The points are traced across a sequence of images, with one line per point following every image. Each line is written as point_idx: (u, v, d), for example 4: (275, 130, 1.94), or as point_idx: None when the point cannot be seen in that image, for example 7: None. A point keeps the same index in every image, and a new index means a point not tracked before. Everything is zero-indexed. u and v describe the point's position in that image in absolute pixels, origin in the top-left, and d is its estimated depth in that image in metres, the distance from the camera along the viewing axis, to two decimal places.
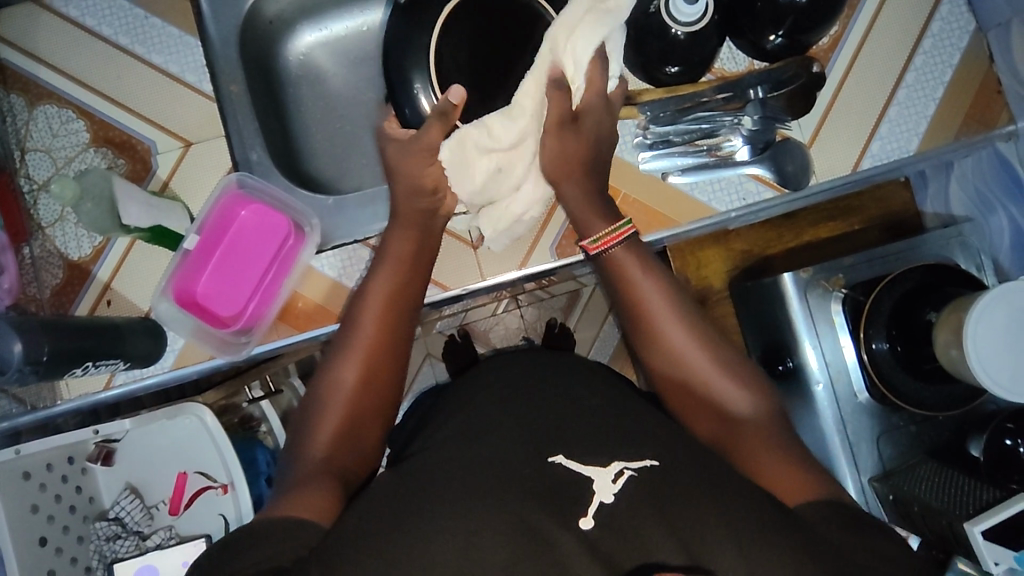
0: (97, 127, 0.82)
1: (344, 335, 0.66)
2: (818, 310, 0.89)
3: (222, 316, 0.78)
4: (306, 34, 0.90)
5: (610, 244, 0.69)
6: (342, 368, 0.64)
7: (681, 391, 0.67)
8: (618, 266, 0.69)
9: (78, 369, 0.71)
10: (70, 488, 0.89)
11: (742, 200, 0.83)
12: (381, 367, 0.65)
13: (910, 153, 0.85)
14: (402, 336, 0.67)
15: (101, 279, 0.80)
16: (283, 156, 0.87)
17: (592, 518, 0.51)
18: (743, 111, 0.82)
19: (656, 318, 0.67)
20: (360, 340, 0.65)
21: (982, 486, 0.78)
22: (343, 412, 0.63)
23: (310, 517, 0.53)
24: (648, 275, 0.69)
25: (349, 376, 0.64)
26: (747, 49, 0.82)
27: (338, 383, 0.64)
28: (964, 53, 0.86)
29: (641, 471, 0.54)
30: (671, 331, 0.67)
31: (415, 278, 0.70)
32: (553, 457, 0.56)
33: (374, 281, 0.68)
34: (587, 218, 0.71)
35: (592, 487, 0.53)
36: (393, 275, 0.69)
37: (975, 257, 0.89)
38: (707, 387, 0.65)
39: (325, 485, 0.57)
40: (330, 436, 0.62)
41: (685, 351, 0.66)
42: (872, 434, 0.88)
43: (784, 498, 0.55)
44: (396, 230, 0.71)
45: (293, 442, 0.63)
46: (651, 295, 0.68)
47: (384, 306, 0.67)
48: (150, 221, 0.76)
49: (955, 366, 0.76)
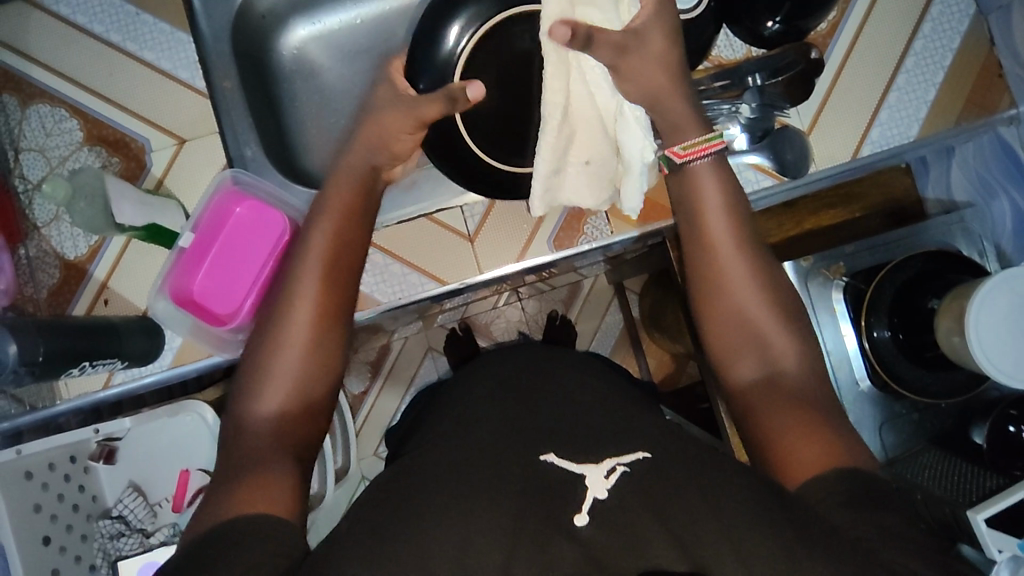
0: (91, 126, 0.82)
1: (285, 289, 0.62)
2: (820, 300, 0.88)
3: (220, 314, 0.78)
4: (299, 28, 0.89)
5: (695, 158, 0.64)
6: (283, 341, 0.59)
7: (730, 329, 0.63)
8: (695, 179, 0.65)
9: (75, 370, 0.70)
10: (73, 487, 0.89)
11: (741, 188, 0.82)
12: (322, 327, 0.60)
13: (911, 139, 0.84)
14: (344, 294, 0.62)
15: (98, 278, 0.80)
16: (278, 152, 0.86)
17: (586, 514, 0.50)
18: (740, 99, 0.81)
19: (721, 246, 0.64)
20: (301, 294, 0.60)
21: (984, 473, 0.80)
22: (288, 380, 0.59)
23: (281, 514, 0.51)
24: (722, 202, 0.64)
25: (290, 343, 0.59)
26: (744, 36, 0.81)
27: (279, 355, 0.59)
28: (965, 37, 0.85)
29: (634, 466, 0.54)
30: (738, 275, 0.63)
31: (363, 228, 0.66)
32: (543, 456, 0.56)
33: (314, 238, 0.63)
34: (679, 127, 0.66)
35: (585, 484, 0.53)
36: (329, 228, 0.63)
37: (977, 243, 0.88)
38: (757, 330, 0.62)
39: (282, 470, 0.55)
40: (272, 406, 0.58)
41: (743, 293, 0.63)
42: (874, 423, 0.87)
43: (789, 478, 0.55)
44: (333, 185, 0.66)
45: (235, 411, 0.59)
46: (727, 234, 0.64)
47: (322, 261, 0.62)
48: (144, 220, 0.76)
49: (958, 354, 0.75)
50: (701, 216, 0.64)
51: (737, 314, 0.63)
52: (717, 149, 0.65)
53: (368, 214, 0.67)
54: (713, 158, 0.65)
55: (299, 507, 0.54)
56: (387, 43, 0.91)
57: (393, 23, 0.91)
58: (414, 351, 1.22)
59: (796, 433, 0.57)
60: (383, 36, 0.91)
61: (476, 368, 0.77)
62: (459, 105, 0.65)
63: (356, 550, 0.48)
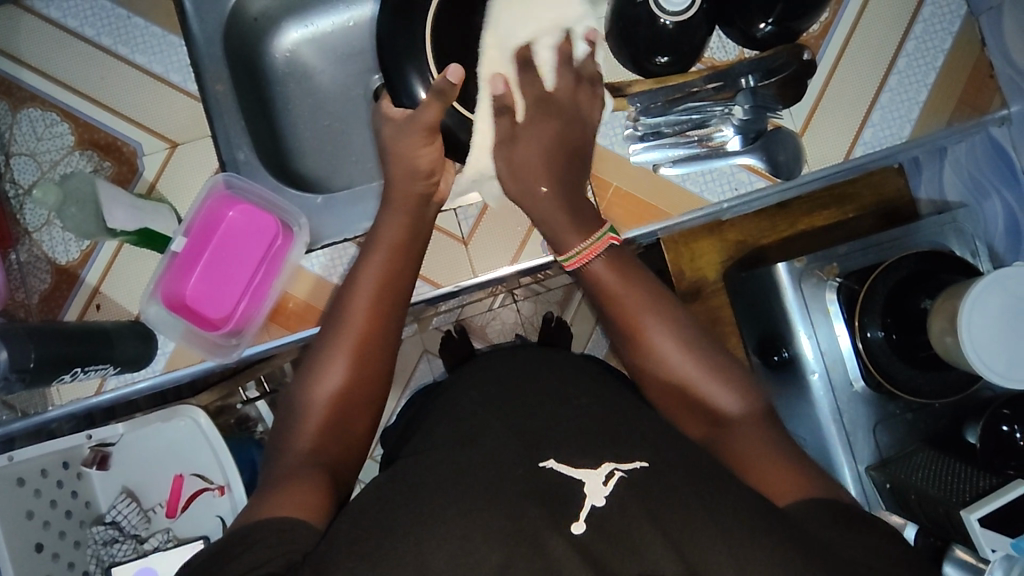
0: (82, 130, 0.81)
1: (335, 325, 0.65)
2: (813, 300, 0.89)
3: (213, 318, 0.78)
4: (291, 30, 0.90)
5: (587, 261, 0.68)
6: (332, 361, 0.64)
7: (666, 392, 0.66)
8: (597, 280, 0.67)
9: (66, 376, 0.70)
10: (66, 493, 0.88)
11: (735, 189, 0.82)
12: (369, 354, 0.65)
13: (902, 140, 0.84)
14: (390, 323, 0.67)
15: (90, 283, 0.79)
16: (271, 155, 0.86)
17: (585, 522, 0.50)
18: (734, 100, 0.82)
19: (642, 324, 0.65)
20: (349, 330, 0.65)
21: (978, 472, 0.78)
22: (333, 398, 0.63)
23: (299, 516, 0.53)
24: (630, 287, 0.66)
25: (338, 365, 0.63)
26: (737, 38, 0.81)
27: (327, 377, 0.63)
28: (957, 38, 0.85)
29: (631, 472, 0.53)
30: (662, 345, 0.65)
31: (410, 261, 0.70)
32: (543, 464, 0.56)
33: (364, 271, 0.67)
34: (566, 230, 0.69)
35: (585, 490, 0.52)
36: (381, 263, 0.68)
37: (969, 243, 0.89)
38: (693, 391, 0.64)
39: (314, 480, 0.57)
40: (313, 433, 0.62)
41: (672, 356, 0.65)
42: (869, 423, 0.88)
43: (773, 498, 0.55)
44: (384, 220, 0.71)
45: (277, 438, 0.63)
46: (646, 322, 0.65)
47: (374, 292, 0.66)
48: (136, 224, 0.75)
49: (951, 354, 0.75)
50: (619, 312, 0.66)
51: (671, 378, 0.65)
52: (605, 242, 0.68)
53: (415, 251, 0.71)
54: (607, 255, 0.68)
55: (329, 514, 0.55)
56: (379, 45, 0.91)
57: None
58: (409, 354, 1.22)
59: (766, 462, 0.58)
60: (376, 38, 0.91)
61: (470, 371, 0.77)
62: (450, 96, 0.70)
63: (350, 559, 0.48)
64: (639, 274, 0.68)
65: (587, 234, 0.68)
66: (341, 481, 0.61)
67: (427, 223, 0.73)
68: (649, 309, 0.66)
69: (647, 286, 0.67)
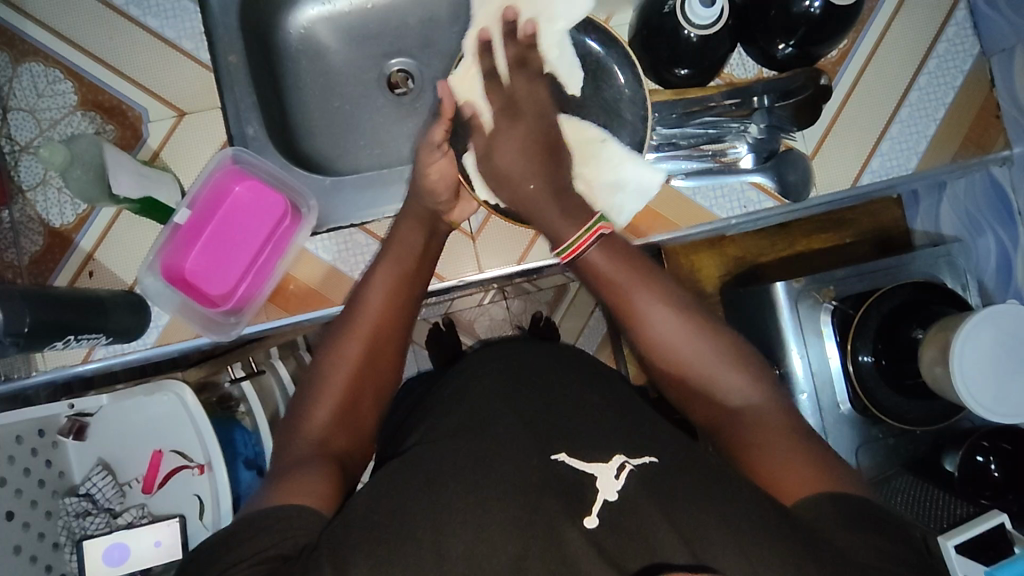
0: (85, 90, 0.79)
1: (351, 316, 0.66)
2: (808, 321, 0.90)
3: (213, 296, 0.77)
4: (309, 8, 0.88)
5: (583, 250, 0.67)
6: (344, 349, 0.65)
7: (687, 389, 0.67)
8: (594, 268, 0.67)
9: (58, 343, 0.68)
10: (40, 462, 0.84)
11: (743, 208, 0.84)
12: (384, 347, 0.66)
13: (908, 172, 0.86)
14: (407, 324, 0.68)
15: (84, 249, 0.77)
16: (280, 132, 0.84)
17: (597, 517, 0.52)
18: (750, 119, 0.83)
19: (634, 301, 0.67)
20: (367, 321, 0.66)
21: (954, 500, 0.83)
22: (347, 389, 0.64)
23: (313, 505, 0.54)
24: (628, 273, 0.67)
25: (354, 354, 0.64)
26: (757, 57, 0.82)
27: (341, 367, 0.64)
28: (967, 76, 0.87)
29: (641, 467, 0.55)
30: (652, 319, 0.66)
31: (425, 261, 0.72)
32: (554, 456, 0.57)
33: (386, 260, 0.70)
34: (557, 219, 0.68)
35: (597, 484, 0.54)
36: (399, 269, 0.69)
37: (961, 277, 0.91)
38: (684, 361, 0.66)
39: (319, 462, 0.58)
40: (322, 425, 0.62)
41: (662, 327, 0.66)
42: (852, 445, 0.89)
43: (783, 497, 0.56)
44: (403, 221, 0.73)
45: (287, 428, 0.63)
46: (651, 306, 0.66)
47: (392, 290, 0.68)
48: (140, 191, 0.72)
49: (939, 384, 0.77)
50: (625, 304, 0.67)
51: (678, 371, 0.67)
52: (598, 233, 0.67)
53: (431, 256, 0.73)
54: (600, 240, 0.67)
55: (337, 505, 0.56)
56: (395, 30, 0.90)
57: (405, 10, 0.89)
58: None
59: (779, 456, 0.58)
60: (394, 22, 0.90)
61: (470, 364, 0.77)
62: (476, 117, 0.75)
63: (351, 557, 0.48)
64: (631, 257, 0.68)
65: (580, 224, 0.67)
66: (349, 464, 0.62)
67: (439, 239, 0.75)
68: (644, 287, 0.66)
69: (649, 274, 0.68)
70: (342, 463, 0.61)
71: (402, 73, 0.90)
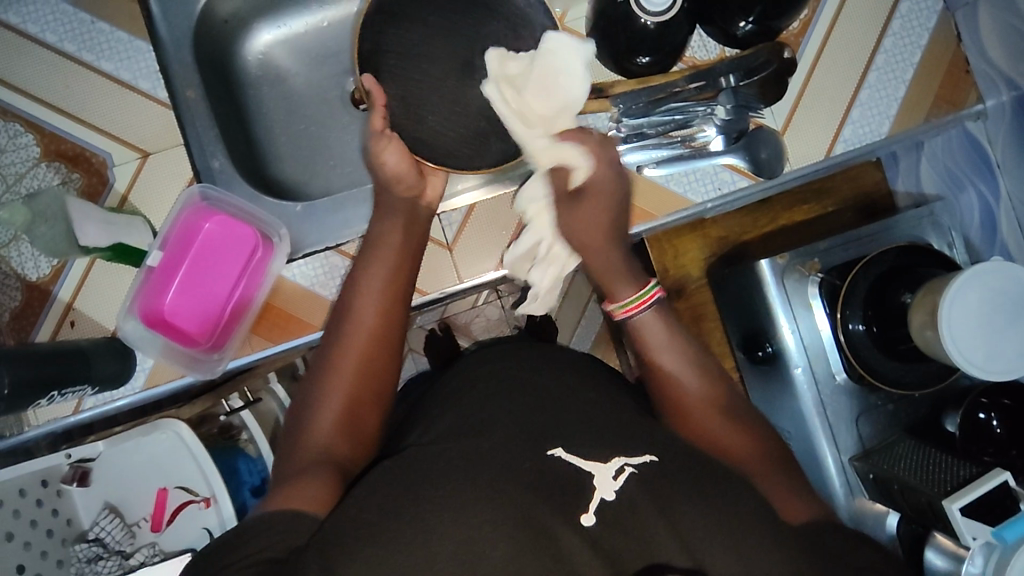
0: (48, 141, 0.78)
1: (343, 325, 0.66)
2: (795, 294, 0.89)
3: (193, 334, 0.77)
4: (264, 32, 0.87)
5: (636, 312, 0.69)
6: (338, 369, 0.65)
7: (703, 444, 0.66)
8: (639, 327, 0.70)
9: (43, 400, 0.69)
10: (46, 512, 0.84)
11: (717, 190, 0.84)
12: (371, 366, 0.65)
13: (881, 137, 0.85)
14: (400, 326, 0.68)
15: (63, 299, 0.77)
16: (247, 160, 0.83)
17: (593, 514, 0.54)
18: (716, 100, 0.81)
19: (668, 364, 0.68)
20: (360, 328, 0.66)
21: (960, 462, 0.79)
22: (343, 405, 0.64)
23: (306, 509, 0.55)
24: (667, 334, 0.69)
25: (349, 372, 0.65)
26: (717, 36, 0.81)
27: (329, 396, 0.64)
28: (932, 34, 0.86)
29: (641, 468, 0.56)
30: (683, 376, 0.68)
31: (412, 266, 0.71)
32: (552, 452, 0.58)
33: (373, 266, 0.69)
34: (618, 278, 0.71)
35: (594, 484, 0.55)
36: (389, 269, 0.69)
37: (946, 235, 0.90)
38: (701, 417, 0.66)
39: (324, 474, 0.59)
40: (320, 442, 0.62)
41: (688, 381, 0.67)
42: (851, 414, 0.89)
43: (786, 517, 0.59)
44: (387, 220, 0.73)
45: (288, 439, 0.64)
46: (683, 364, 0.68)
47: (379, 300, 0.67)
48: (109, 239, 0.72)
49: (931, 347, 0.77)
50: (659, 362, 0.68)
51: (694, 421, 0.66)
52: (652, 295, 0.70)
53: (416, 251, 0.73)
54: (652, 306, 0.70)
55: (333, 505, 0.57)
56: (354, 46, 0.89)
57: (361, 26, 0.89)
58: None
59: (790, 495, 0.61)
60: (351, 38, 0.89)
61: (459, 372, 0.76)
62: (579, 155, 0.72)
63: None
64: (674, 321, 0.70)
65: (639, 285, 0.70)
66: (349, 465, 0.63)
67: (424, 233, 0.74)
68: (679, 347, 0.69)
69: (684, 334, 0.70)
70: (341, 469, 0.61)
71: None
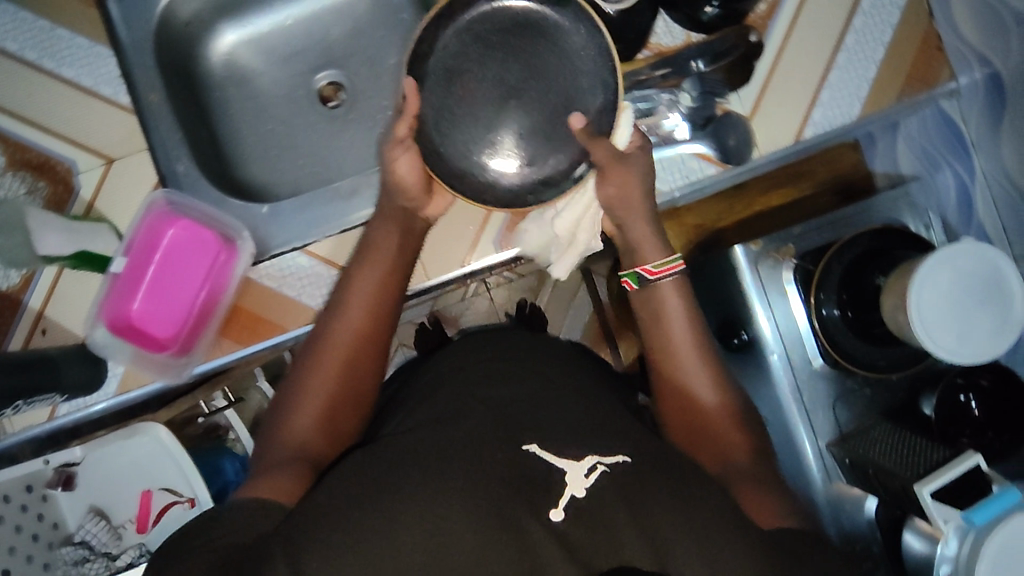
0: (12, 150, 0.78)
1: (326, 329, 0.67)
2: (769, 281, 0.88)
3: (161, 339, 0.78)
4: (227, 33, 0.86)
5: (664, 275, 0.71)
6: (320, 370, 0.65)
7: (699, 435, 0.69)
8: (660, 300, 0.72)
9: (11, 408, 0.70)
10: (31, 517, 0.85)
11: (686, 178, 0.83)
12: (355, 367, 0.66)
13: (850, 118, 0.88)
14: (389, 328, 0.69)
15: (33, 308, 0.77)
16: (214, 162, 0.83)
17: (563, 510, 0.54)
18: (681, 87, 0.81)
19: (680, 353, 0.71)
20: (346, 330, 0.66)
21: (931, 446, 0.79)
22: (322, 404, 0.64)
23: (273, 499, 0.56)
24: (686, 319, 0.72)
25: (330, 371, 0.65)
26: (682, 22, 0.80)
27: (304, 396, 0.65)
28: (902, 13, 0.89)
29: (615, 467, 0.56)
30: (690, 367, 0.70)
31: (405, 269, 0.72)
32: (526, 448, 0.58)
33: (369, 267, 0.70)
34: (644, 242, 0.73)
35: (564, 479, 0.55)
36: (381, 272, 0.69)
37: (923, 217, 0.88)
38: (704, 406, 0.70)
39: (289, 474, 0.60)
40: (291, 444, 0.63)
41: (693, 371, 0.70)
42: (828, 401, 0.88)
43: (757, 518, 0.60)
44: (381, 223, 0.73)
45: (265, 439, 0.64)
46: (692, 354, 0.71)
47: (371, 302, 0.68)
48: (73, 247, 0.73)
49: (901, 330, 0.76)
50: (672, 348, 0.71)
51: (698, 411, 0.70)
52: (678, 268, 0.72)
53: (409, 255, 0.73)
54: (677, 277, 0.72)
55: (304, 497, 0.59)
56: (321, 43, 0.89)
57: (327, 23, 0.89)
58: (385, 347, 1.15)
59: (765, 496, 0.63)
60: (317, 36, 0.89)
61: (432, 369, 0.76)
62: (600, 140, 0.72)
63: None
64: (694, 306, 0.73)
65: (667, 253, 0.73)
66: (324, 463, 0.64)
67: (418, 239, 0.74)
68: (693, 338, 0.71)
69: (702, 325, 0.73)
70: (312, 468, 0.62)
71: (333, 85, 0.89)
